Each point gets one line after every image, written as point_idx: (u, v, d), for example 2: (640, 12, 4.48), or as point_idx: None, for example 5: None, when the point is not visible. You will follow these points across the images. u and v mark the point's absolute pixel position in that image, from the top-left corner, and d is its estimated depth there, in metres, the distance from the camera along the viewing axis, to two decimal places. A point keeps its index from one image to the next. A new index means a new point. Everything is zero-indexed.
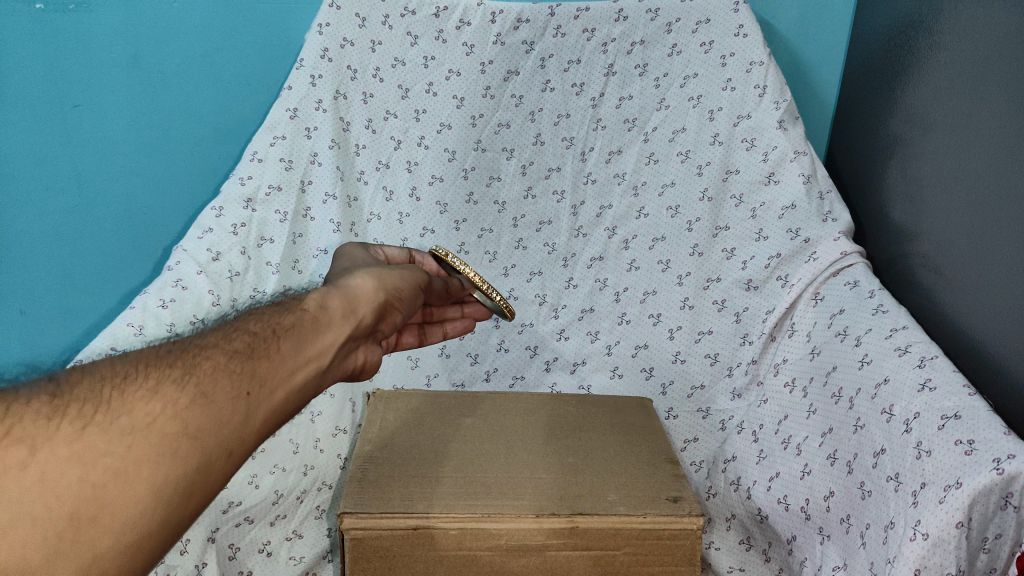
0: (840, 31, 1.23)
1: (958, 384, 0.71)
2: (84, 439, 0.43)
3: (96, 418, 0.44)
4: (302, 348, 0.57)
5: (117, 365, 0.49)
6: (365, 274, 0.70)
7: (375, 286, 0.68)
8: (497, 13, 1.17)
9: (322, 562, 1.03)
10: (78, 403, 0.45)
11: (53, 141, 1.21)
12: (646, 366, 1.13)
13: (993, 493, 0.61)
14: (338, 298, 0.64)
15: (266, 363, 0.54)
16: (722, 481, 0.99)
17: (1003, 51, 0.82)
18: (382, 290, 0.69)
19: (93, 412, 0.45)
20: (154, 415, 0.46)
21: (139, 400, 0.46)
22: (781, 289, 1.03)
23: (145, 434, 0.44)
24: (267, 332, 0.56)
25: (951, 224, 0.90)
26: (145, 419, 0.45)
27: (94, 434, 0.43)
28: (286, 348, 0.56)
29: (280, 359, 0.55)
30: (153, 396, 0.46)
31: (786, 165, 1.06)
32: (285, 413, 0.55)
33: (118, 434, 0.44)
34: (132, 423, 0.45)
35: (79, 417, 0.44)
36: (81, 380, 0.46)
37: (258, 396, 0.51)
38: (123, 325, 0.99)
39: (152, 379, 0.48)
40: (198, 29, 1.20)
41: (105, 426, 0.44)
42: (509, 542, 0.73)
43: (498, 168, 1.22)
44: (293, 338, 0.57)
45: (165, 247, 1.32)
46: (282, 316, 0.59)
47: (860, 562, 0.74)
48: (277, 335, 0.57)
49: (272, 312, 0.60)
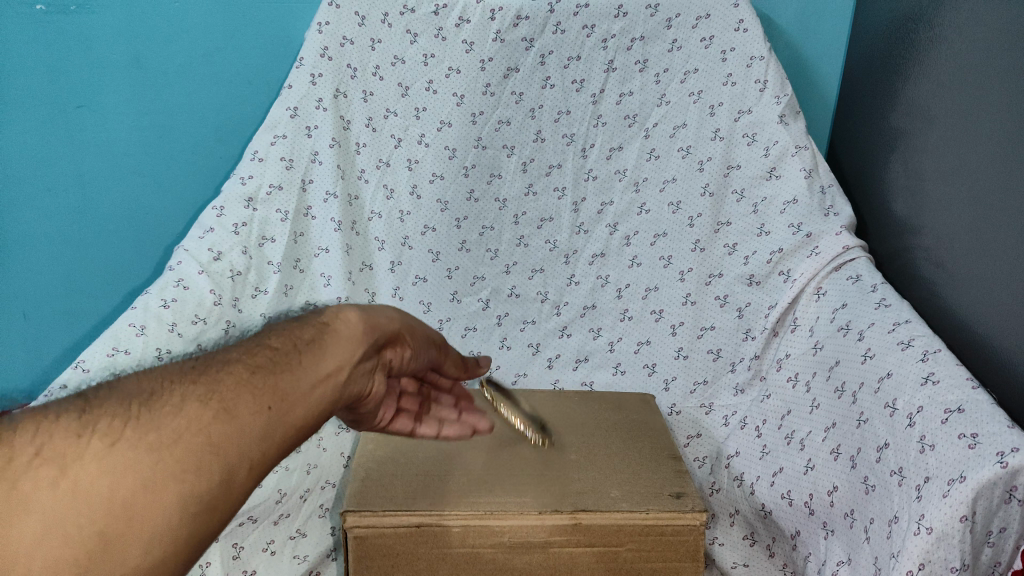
0: (841, 24, 1.23)
1: (963, 377, 0.70)
2: (113, 453, 0.43)
3: (125, 433, 0.44)
4: (322, 361, 0.54)
5: (144, 381, 0.48)
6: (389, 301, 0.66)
7: (398, 314, 0.64)
8: (496, 10, 1.15)
9: (326, 560, 1.03)
10: (107, 418, 0.45)
11: (57, 143, 1.22)
12: (649, 362, 1.14)
13: (997, 486, 0.61)
14: (359, 315, 0.60)
15: (287, 376, 0.51)
16: (726, 477, 1.00)
17: (1005, 44, 0.82)
18: (402, 318, 0.65)
19: (122, 426, 0.44)
20: (179, 431, 0.45)
21: (165, 415, 0.46)
22: (784, 283, 1.03)
23: (171, 449, 0.44)
24: (288, 346, 0.54)
25: (952, 218, 0.90)
26: (170, 435, 0.45)
27: (123, 448, 0.43)
28: (306, 361, 0.53)
29: (300, 372, 0.52)
30: (177, 411, 0.46)
31: (787, 160, 1.06)
32: (309, 431, 0.52)
33: (147, 449, 0.44)
34: (158, 439, 0.44)
35: (108, 432, 0.44)
36: (111, 395, 0.47)
37: (280, 411, 0.49)
38: (125, 326, 1.00)
39: (176, 395, 0.47)
40: (200, 30, 1.20)
41: (134, 441, 0.44)
42: (512, 539, 0.73)
43: (498, 165, 1.21)
44: (314, 352, 0.54)
45: (166, 249, 1.31)
46: (302, 330, 0.56)
47: (864, 556, 0.75)
48: (297, 349, 0.54)
49: (292, 327, 0.57)
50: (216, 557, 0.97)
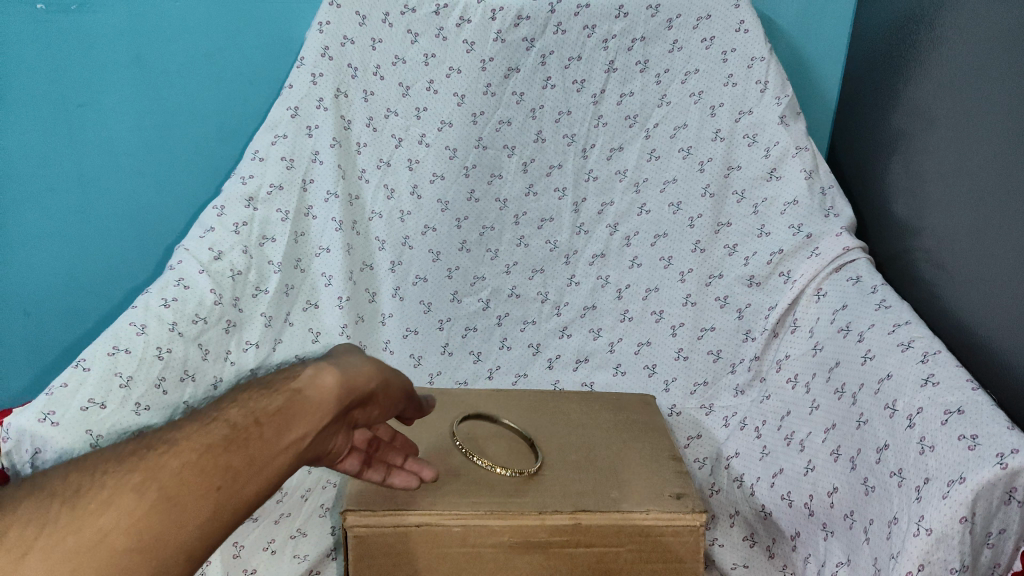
0: (842, 24, 1.23)
1: (963, 378, 0.70)
2: (31, 560, 0.40)
3: (44, 537, 0.41)
4: (284, 432, 0.51)
5: (77, 472, 0.45)
6: (366, 356, 0.62)
7: (375, 371, 0.61)
8: (497, 11, 1.15)
9: (326, 560, 1.02)
10: (28, 521, 0.41)
11: (58, 141, 1.22)
12: (648, 363, 1.14)
13: (997, 487, 0.61)
14: (336, 377, 0.57)
15: (240, 456, 0.48)
16: (726, 478, 1.00)
17: (1005, 46, 0.82)
18: (379, 375, 0.62)
19: (42, 529, 0.41)
20: (106, 530, 0.42)
21: (93, 513, 0.43)
22: (784, 284, 1.03)
23: (96, 551, 0.41)
24: (249, 419, 0.51)
25: (952, 220, 0.90)
26: (96, 535, 0.42)
27: (40, 555, 0.40)
28: (265, 435, 0.50)
29: (260, 446, 0.50)
30: (108, 507, 0.43)
31: (788, 161, 1.06)
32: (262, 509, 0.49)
33: (68, 554, 0.41)
34: (83, 540, 0.41)
35: (29, 535, 0.41)
36: (37, 492, 0.44)
37: (226, 496, 0.47)
38: (125, 324, 0.97)
39: (110, 487, 0.44)
40: (201, 29, 1.20)
41: (54, 545, 0.41)
42: (512, 539, 0.74)
43: (499, 166, 1.21)
44: (277, 423, 0.51)
45: (167, 248, 1.32)
46: (268, 398, 0.53)
47: (863, 557, 0.75)
48: (259, 421, 0.51)
49: (258, 391, 0.54)
50: (216, 556, 0.98)
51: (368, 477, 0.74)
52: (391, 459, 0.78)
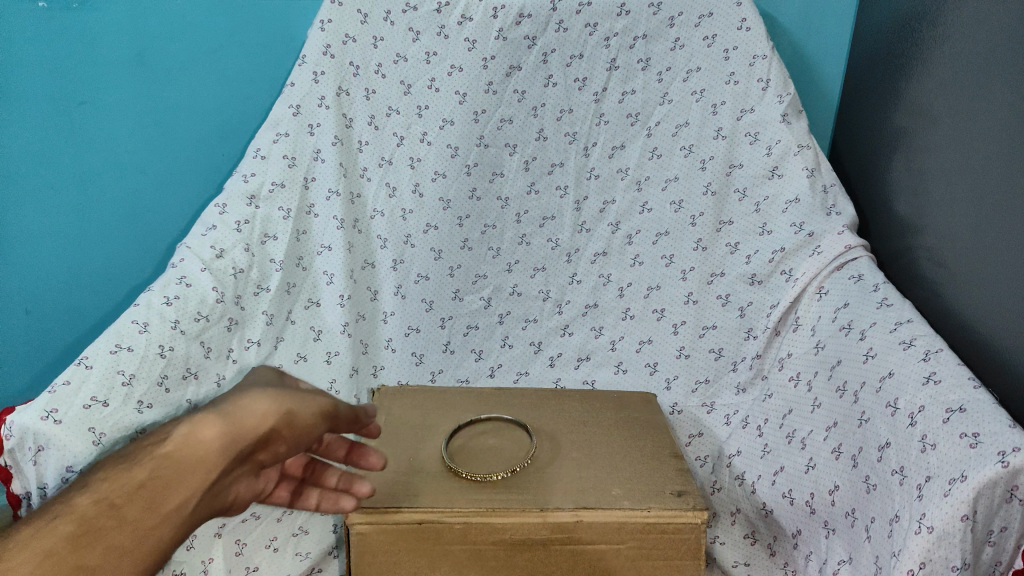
0: (845, 21, 1.22)
1: (965, 376, 0.71)
2: None
3: None
4: (156, 506, 0.62)
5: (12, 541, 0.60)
6: (263, 393, 0.65)
7: (272, 407, 0.64)
8: (498, 9, 1.14)
9: (328, 557, 1.04)
10: None
11: (59, 139, 1.21)
12: (650, 361, 1.14)
13: (998, 485, 0.61)
14: (213, 433, 0.63)
15: (116, 529, 0.61)
16: (728, 475, 1.01)
17: (1008, 45, 0.82)
18: (279, 410, 0.64)
19: None
20: None
21: None
22: (785, 283, 1.03)
23: None
24: (120, 494, 0.63)
25: (954, 218, 0.90)
26: None
27: None
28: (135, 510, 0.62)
29: (130, 524, 0.62)
30: None
31: (790, 159, 1.06)
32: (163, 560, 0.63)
33: None
34: None
35: None
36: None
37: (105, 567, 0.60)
38: (128, 322, 0.96)
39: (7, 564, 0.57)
40: (202, 27, 1.21)
41: None
42: (514, 537, 0.74)
43: (501, 164, 1.21)
44: (149, 497, 0.63)
45: (169, 245, 1.33)
46: (149, 470, 0.64)
47: (864, 555, 0.76)
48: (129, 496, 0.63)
49: (135, 466, 0.65)
50: (218, 554, 0.97)
51: (302, 505, 0.73)
52: (329, 481, 0.75)
